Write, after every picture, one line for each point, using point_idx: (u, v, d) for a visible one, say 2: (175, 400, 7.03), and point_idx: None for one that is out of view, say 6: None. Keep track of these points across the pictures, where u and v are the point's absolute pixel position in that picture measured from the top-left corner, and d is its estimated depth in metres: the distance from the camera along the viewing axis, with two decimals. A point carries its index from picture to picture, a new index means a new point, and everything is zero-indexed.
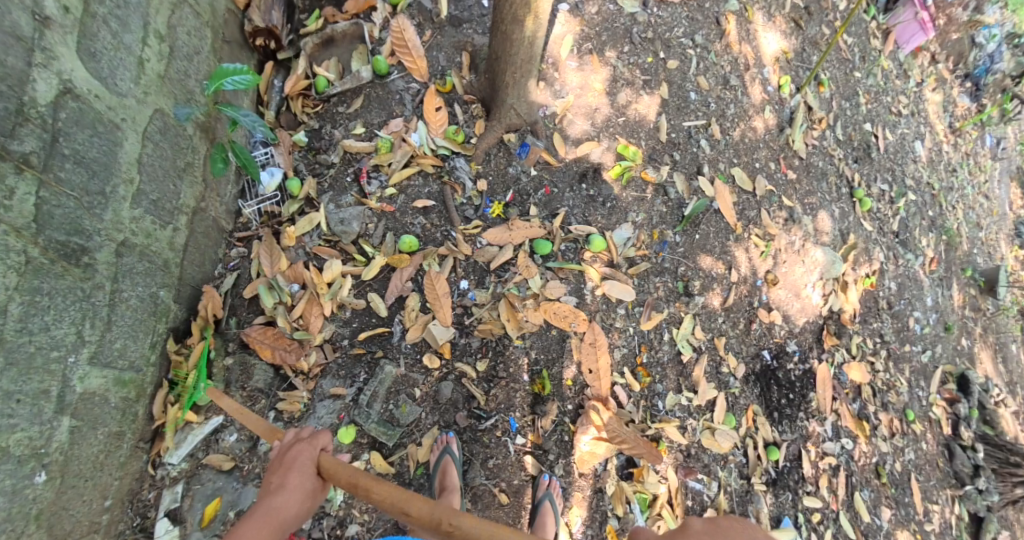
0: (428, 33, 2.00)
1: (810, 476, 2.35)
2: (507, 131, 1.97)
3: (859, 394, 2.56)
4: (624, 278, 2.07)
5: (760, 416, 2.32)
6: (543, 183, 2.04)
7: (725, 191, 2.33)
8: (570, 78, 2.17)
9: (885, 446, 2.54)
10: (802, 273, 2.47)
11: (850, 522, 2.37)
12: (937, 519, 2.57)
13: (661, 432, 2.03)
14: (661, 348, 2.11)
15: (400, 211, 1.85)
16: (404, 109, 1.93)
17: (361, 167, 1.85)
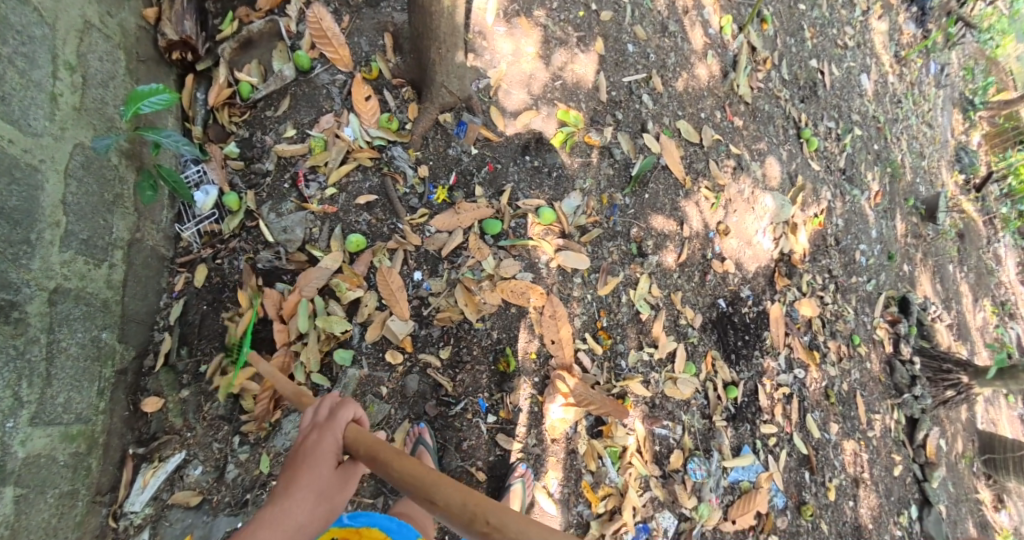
0: (346, 18, 1.90)
1: (766, 407, 2.54)
2: (442, 111, 1.92)
3: (810, 327, 2.71)
4: (578, 247, 2.10)
5: (719, 360, 2.44)
6: (485, 160, 2.01)
7: (672, 147, 2.33)
8: (500, 46, 2.06)
9: (833, 370, 2.73)
10: (752, 221, 2.54)
11: (802, 440, 2.61)
12: (878, 426, 2.80)
13: (625, 388, 2.13)
14: (620, 310, 2.18)
15: (344, 210, 1.82)
16: (332, 103, 1.87)
17: (299, 171, 1.81)
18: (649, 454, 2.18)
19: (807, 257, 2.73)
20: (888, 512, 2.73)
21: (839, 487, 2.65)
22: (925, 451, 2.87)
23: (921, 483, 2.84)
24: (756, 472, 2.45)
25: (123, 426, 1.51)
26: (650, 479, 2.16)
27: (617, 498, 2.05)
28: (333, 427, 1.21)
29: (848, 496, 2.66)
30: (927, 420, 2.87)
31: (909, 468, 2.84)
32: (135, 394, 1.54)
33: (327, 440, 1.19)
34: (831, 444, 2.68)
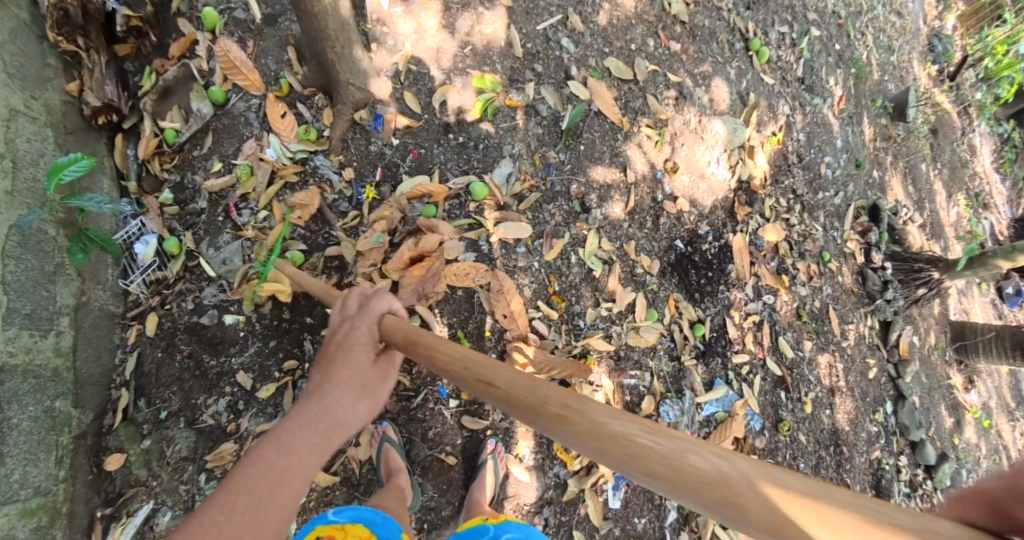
0: (251, 43, 1.95)
1: (736, 337, 2.63)
2: (355, 109, 2.00)
3: (777, 253, 2.77)
4: (518, 216, 2.23)
5: (683, 301, 2.54)
6: (408, 148, 2.10)
7: (602, 89, 2.40)
8: (401, 26, 2.11)
9: (804, 291, 2.79)
10: (703, 152, 2.59)
11: (774, 363, 2.70)
12: (852, 335, 2.88)
13: (585, 346, 2.29)
14: (570, 272, 2.31)
15: (279, 231, 1.91)
16: (252, 128, 1.94)
17: (230, 201, 1.89)
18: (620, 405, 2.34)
19: (768, 181, 2.77)
20: (864, 413, 2.83)
21: (815, 399, 2.75)
22: (898, 351, 2.96)
23: (894, 380, 2.93)
24: (732, 401, 2.58)
25: (88, 489, 1.63)
26: None
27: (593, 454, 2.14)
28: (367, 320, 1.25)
29: (823, 406, 2.76)
30: (899, 321, 2.95)
31: (882, 368, 2.93)
32: (97, 456, 1.66)
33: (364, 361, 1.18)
34: (805, 361, 2.77)
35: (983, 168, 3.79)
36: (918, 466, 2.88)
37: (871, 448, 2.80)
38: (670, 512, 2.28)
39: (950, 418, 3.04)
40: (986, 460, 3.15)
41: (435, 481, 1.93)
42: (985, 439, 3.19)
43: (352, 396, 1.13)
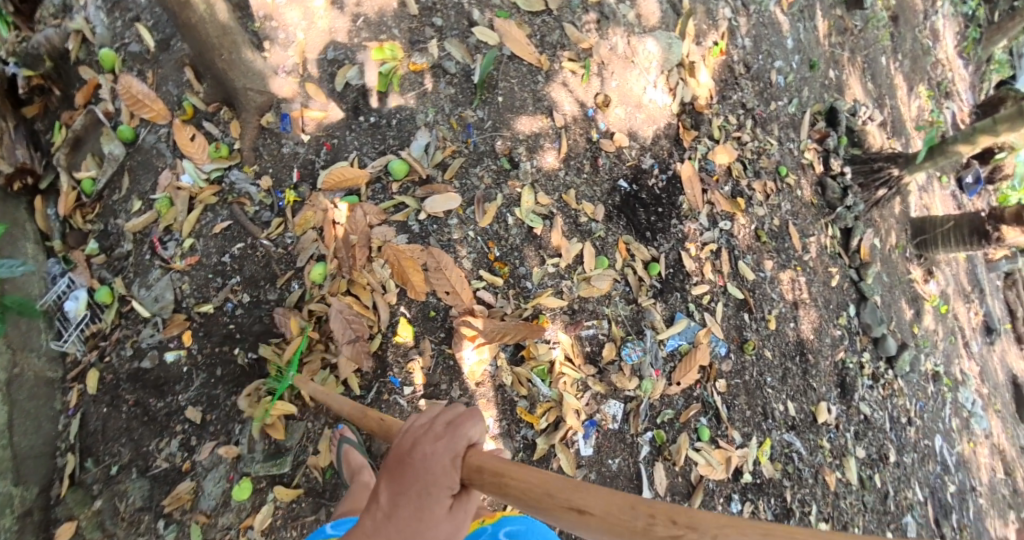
0: (150, 74, 2.08)
1: (694, 269, 2.67)
2: (260, 114, 2.10)
3: (730, 175, 2.89)
4: (444, 188, 2.32)
5: (634, 243, 2.61)
6: (321, 141, 2.18)
7: (510, 28, 2.49)
8: (290, 16, 2.23)
9: (761, 211, 2.89)
10: (637, 77, 2.72)
11: (737, 287, 2.72)
12: (814, 248, 2.97)
13: (530, 309, 2.35)
14: (510, 234, 2.41)
15: (206, 255, 2.00)
16: (165, 159, 2.05)
17: (154, 236, 1.99)
18: (580, 357, 2.42)
19: (716, 98, 2.94)
20: (828, 319, 2.89)
21: (779, 315, 2.78)
22: (860, 255, 3.08)
23: (856, 283, 3.02)
24: (695, 331, 2.60)
25: None
26: (587, 380, 2.40)
27: (557, 410, 2.32)
28: (455, 440, 1.02)
29: (788, 320, 2.79)
30: (860, 228, 3.09)
31: (844, 273, 3.02)
32: (47, 530, 1.75)
33: (445, 460, 1.01)
34: (767, 280, 2.79)
35: (941, 55, 4.03)
36: (880, 358, 2.98)
37: (836, 350, 2.87)
38: (642, 447, 2.44)
39: (908, 309, 3.16)
40: (942, 341, 3.33)
41: None
42: (940, 322, 3.38)
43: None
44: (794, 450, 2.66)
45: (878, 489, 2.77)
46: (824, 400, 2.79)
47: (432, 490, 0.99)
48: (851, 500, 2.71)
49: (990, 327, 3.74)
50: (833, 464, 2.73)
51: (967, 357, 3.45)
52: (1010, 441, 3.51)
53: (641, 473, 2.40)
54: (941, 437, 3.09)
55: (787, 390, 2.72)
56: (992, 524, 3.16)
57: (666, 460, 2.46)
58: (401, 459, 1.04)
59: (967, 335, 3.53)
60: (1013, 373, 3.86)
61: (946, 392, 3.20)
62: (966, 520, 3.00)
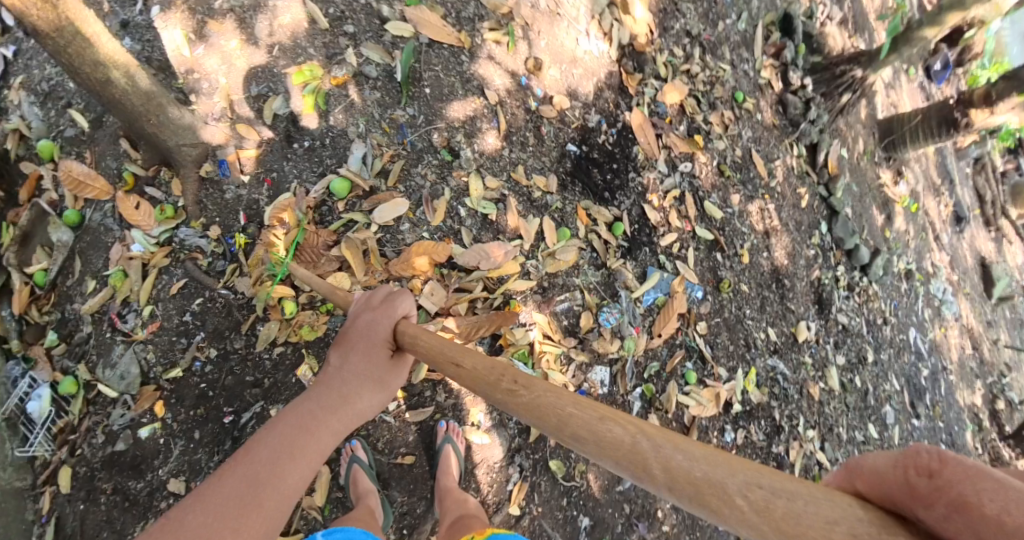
0: (88, 153, 2.03)
1: (660, 221, 2.65)
2: (198, 166, 2.05)
3: (684, 112, 2.84)
4: (389, 196, 2.30)
5: (593, 207, 2.58)
6: (261, 177, 2.15)
7: (424, 14, 2.44)
8: (210, 65, 2.16)
9: (721, 144, 2.86)
10: (565, 28, 2.65)
11: (705, 228, 2.72)
12: (780, 170, 2.98)
13: (496, 298, 2.35)
14: (464, 226, 2.39)
15: (167, 319, 1.99)
16: (114, 232, 2.01)
17: (112, 312, 1.97)
18: (559, 332, 2.42)
19: (656, 32, 2.84)
20: (800, 241, 2.93)
21: (751, 248, 2.79)
22: (827, 169, 3.11)
23: (826, 200, 3.07)
24: (668, 282, 2.60)
25: None
26: (569, 351, 2.40)
27: None
28: (392, 312, 1.59)
29: (761, 251, 2.81)
30: (824, 142, 3.11)
31: (813, 192, 3.06)
32: None
33: (383, 325, 1.57)
34: (735, 216, 2.79)
35: None
36: (855, 269, 3.06)
37: (811, 270, 2.92)
38: (634, 404, 2.45)
39: (879, 216, 3.24)
40: (914, 240, 3.41)
41: (402, 484, 2.12)
42: (913, 221, 3.42)
43: (369, 388, 1.54)
44: (778, 373, 2.70)
45: (858, 389, 2.89)
46: (802, 319, 2.83)
47: (371, 375, 1.54)
48: (835, 405, 2.82)
49: (960, 216, 3.79)
50: (816, 376, 2.80)
51: (938, 250, 3.56)
52: (977, 319, 3.66)
53: None
54: (915, 330, 3.24)
55: (766, 317, 2.74)
56: (964, 397, 3.37)
57: (659, 409, 2.48)
58: (346, 337, 1.61)
59: (937, 227, 3.59)
60: (982, 256, 3.93)
61: (919, 287, 3.33)
62: (940, 399, 3.19)
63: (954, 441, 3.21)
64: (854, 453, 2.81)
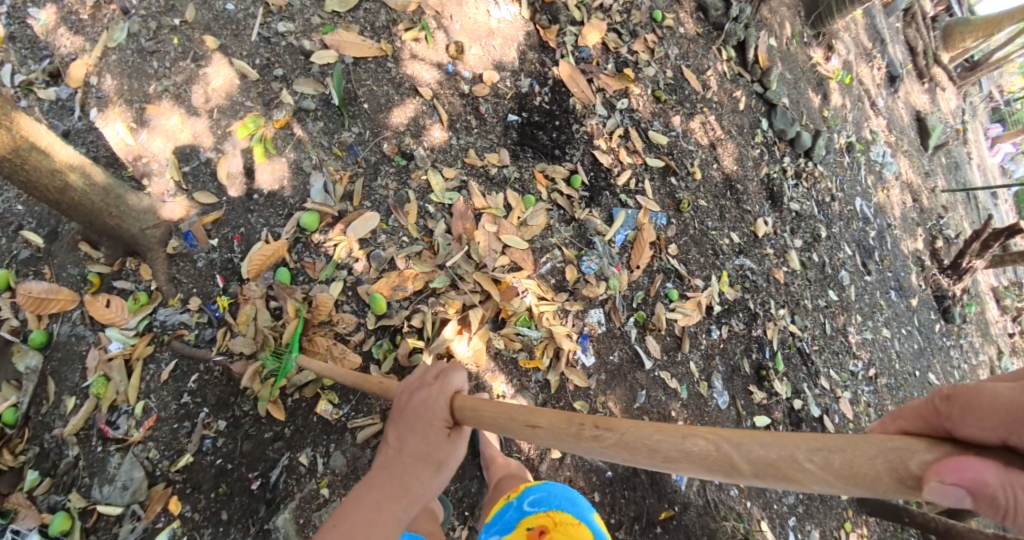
0: (46, 268, 2.20)
1: (612, 161, 2.86)
2: (164, 245, 2.27)
3: (608, 50, 3.02)
4: (356, 214, 2.44)
5: (549, 167, 2.73)
6: (229, 237, 2.37)
7: (341, 36, 2.60)
8: (155, 145, 2.39)
9: (651, 70, 3.07)
10: (475, 12, 2.75)
11: (655, 156, 2.97)
12: (714, 78, 3.22)
13: (478, 278, 2.49)
14: (433, 218, 2.51)
15: (164, 409, 2.17)
16: (85, 339, 2.18)
17: (100, 422, 2.11)
18: (551, 291, 2.58)
19: None
20: (745, 144, 3.20)
21: (701, 163, 3.06)
22: (759, 64, 3.34)
23: (763, 95, 3.31)
24: (634, 217, 2.82)
25: None
26: (565, 305, 2.58)
27: (550, 344, 2.51)
28: (445, 385, 1.56)
29: (711, 164, 3.08)
30: (751, 38, 3.32)
31: (750, 90, 3.30)
32: None
33: (439, 402, 1.52)
34: (680, 137, 3.06)
35: None
36: (800, 156, 3.34)
37: (759, 168, 3.19)
38: (630, 332, 2.67)
39: (817, 96, 3.53)
40: (852, 112, 3.76)
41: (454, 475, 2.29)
42: (848, 93, 3.77)
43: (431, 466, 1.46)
44: (745, 269, 2.98)
45: (817, 263, 3.16)
46: (759, 216, 3.10)
47: (419, 468, 1.45)
48: (798, 282, 3.07)
49: (894, 75, 4.30)
50: (779, 263, 3.06)
51: (875, 116, 3.95)
52: (916, 172, 4.12)
53: (637, 351, 2.65)
54: (861, 199, 3.54)
55: (727, 224, 3.02)
56: (908, 245, 3.76)
57: (653, 330, 2.72)
58: (401, 410, 1.56)
59: (873, 93, 4.00)
60: (916, 109, 4.49)
61: (859, 157, 3.66)
62: (887, 252, 3.54)
63: (901, 285, 3.57)
64: (821, 317, 3.10)
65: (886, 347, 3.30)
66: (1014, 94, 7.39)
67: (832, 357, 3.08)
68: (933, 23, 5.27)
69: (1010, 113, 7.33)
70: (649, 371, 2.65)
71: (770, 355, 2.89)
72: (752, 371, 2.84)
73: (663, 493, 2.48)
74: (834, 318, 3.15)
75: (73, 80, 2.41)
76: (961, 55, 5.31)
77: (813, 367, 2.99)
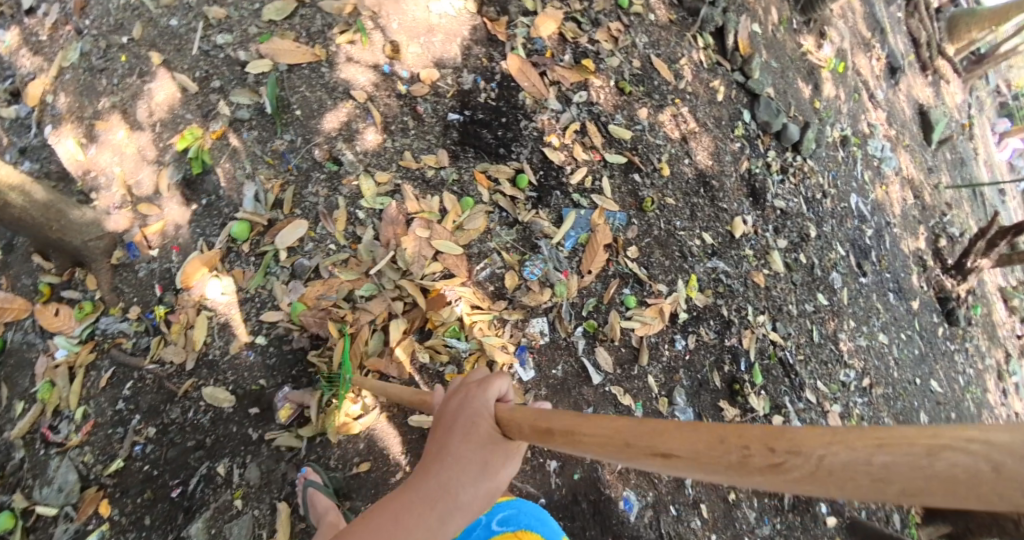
0: (3, 279, 2.27)
1: (565, 159, 2.67)
2: (108, 256, 2.27)
3: (566, 41, 2.83)
4: (287, 220, 2.36)
5: (492, 167, 2.58)
6: (168, 246, 2.30)
7: (277, 44, 2.58)
8: (104, 158, 2.40)
9: (615, 60, 2.87)
10: (414, 11, 2.67)
11: (616, 152, 2.76)
12: (688, 68, 3.00)
13: (405, 288, 2.36)
14: (361, 222, 2.42)
15: (101, 414, 2.10)
16: (37, 346, 2.19)
17: (44, 426, 2.09)
18: (488, 299, 2.43)
19: None
20: (723, 138, 2.96)
21: (670, 158, 2.83)
22: (739, 52, 3.13)
23: (745, 85, 3.10)
24: (587, 217, 2.62)
25: None
26: (502, 315, 2.42)
27: (483, 356, 2.36)
28: (489, 383, 1.40)
29: (682, 158, 2.84)
30: (730, 22, 3.12)
31: (729, 80, 3.09)
32: None
33: (479, 412, 1.34)
34: (646, 130, 2.83)
35: None
36: (786, 149, 3.11)
37: (739, 163, 2.95)
38: (578, 342, 2.47)
39: (807, 86, 3.30)
40: (847, 104, 3.52)
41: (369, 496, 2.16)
42: (842, 83, 3.51)
43: (476, 472, 1.24)
44: (720, 273, 2.71)
45: (804, 265, 2.87)
46: (738, 215, 2.85)
47: (438, 501, 1.21)
48: (781, 286, 2.77)
49: (895, 67, 4.01)
50: (760, 264, 2.79)
51: (875, 108, 3.68)
52: (919, 168, 3.80)
53: (586, 365, 2.44)
54: (856, 195, 3.26)
55: (698, 223, 2.77)
56: (909, 244, 3.44)
57: (605, 340, 2.51)
58: (441, 415, 1.41)
59: (872, 85, 3.73)
60: (919, 103, 4.18)
61: (856, 151, 3.38)
62: (884, 251, 3.24)
63: (902, 287, 3.25)
64: (808, 324, 2.78)
65: (883, 354, 2.95)
66: (1022, 90, 6.53)
67: (820, 367, 2.74)
68: (937, 13, 4.96)
69: (1019, 109, 6.42)
70: (598, 386, 2.43)
71: (747, 368, 2.60)
72: (724, 385, 2.55)
73: (608, 525, 2.26)
74: (824, 325, 2.84)
75: (32, 99, 2.52)
76: (966, 50, 4.93)
77: (797, 379, 2.66)
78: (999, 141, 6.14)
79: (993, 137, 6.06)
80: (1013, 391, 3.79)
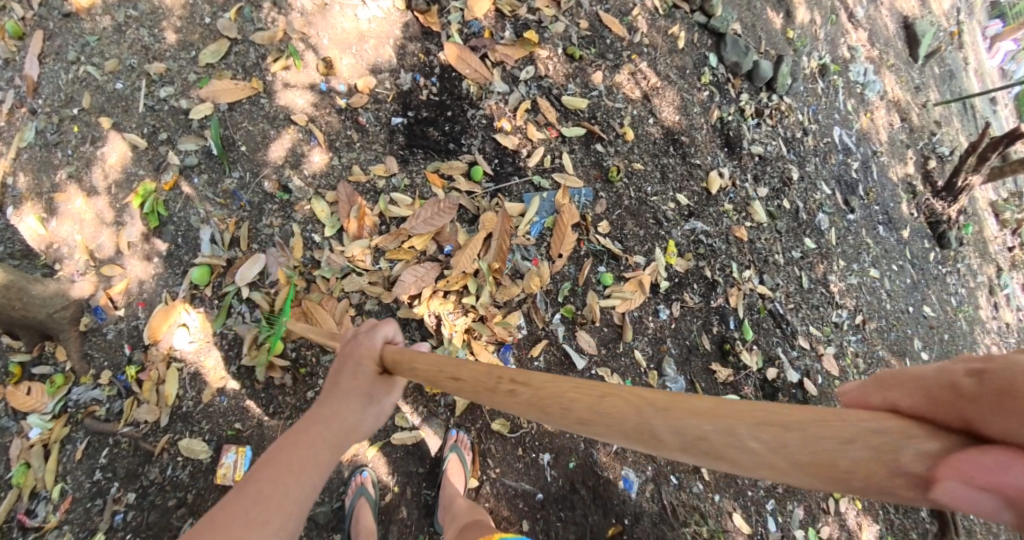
0: None
1: (520, 143, 2.57)
2: (75, 323, 2.12)
3: (505, 17, 2.66)
4: (245, 257, 2.30)
5: (442, 165, 2.50)
6: (133, 303, 2.20)
7: (217, 86, 2.36)
8: (65, 230, 2.17)
9: (558, 26, 2.68)
10: (342, 23, 2.51)
11: (573, 125, 2.62)
12: (642, 21, 2.77)
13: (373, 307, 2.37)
14: (318, 248, 2.38)
15: (78, 488, 2.06)
16: (8, 427, 2.06)
17: (19, 511, 2.01)
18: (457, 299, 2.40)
19: None
20: (688, 88, 2.78)
21: (632, 121, 2.67)
22: None
23: (706, 26, 2.87)
24: (552, 200, 2.53)
25: None
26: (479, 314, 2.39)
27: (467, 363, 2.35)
28: (373, 338, 1.47)
29: (645, 118, 2.68)
30: None
31: (689, 23, 2.85)
32: None
33: (368, 371, 1.41)
34: (602, 95, 2.67)
35: None
36: (760, 90, 2.93)
37: (709, 113, 2.78)
38: (557, 329, 2.43)
39: (777, 16, 3.05)
40: (823, 28, 3.26)
41: None
42: (816, 5, 3.25)
43: (362, 403, 1.37)
44: (699, 233, 2.63)
45: (789, 211, 2.82)
46: (713, 169, 2.72)
47: (345, 437, 1.34)
48: (766, 237, 2.74)
49: None
50: (741, 219, 2.71)
51: (854, 29, 3.43)
52: (902, 88, 3.63)
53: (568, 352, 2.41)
54: (838, 127, 3.16)
55: (671, 185, 2.64)
56: (896, 172, 3.37)
57: (586, 322, 2.46)
58: (334, 381, 1.42)
59: (850, 3, 3.44)
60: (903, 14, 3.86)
61: (835, 80, 3.23)
62: (872, 184, 3.18)
63: (891, 218, 3.21)
64: (796, 271, 2.78)
65: (874, 289, 2.99)
66: None
67: (812, 312, 2.77)
68: None
69: (1010, 8, 5.91)
70: (583, 371, 2.40)
71: (736, 325, 2.59)
72: (715, 347, 2.55)
73: (609, 507, 2.28)
74: (812, 269, 2.83)
75: None
76: None
77: (790, 328, 2.69)
78: (991, 47, 5.70)
79: (983, 41, 5.58)
80: (1002, 302, 3.77)
